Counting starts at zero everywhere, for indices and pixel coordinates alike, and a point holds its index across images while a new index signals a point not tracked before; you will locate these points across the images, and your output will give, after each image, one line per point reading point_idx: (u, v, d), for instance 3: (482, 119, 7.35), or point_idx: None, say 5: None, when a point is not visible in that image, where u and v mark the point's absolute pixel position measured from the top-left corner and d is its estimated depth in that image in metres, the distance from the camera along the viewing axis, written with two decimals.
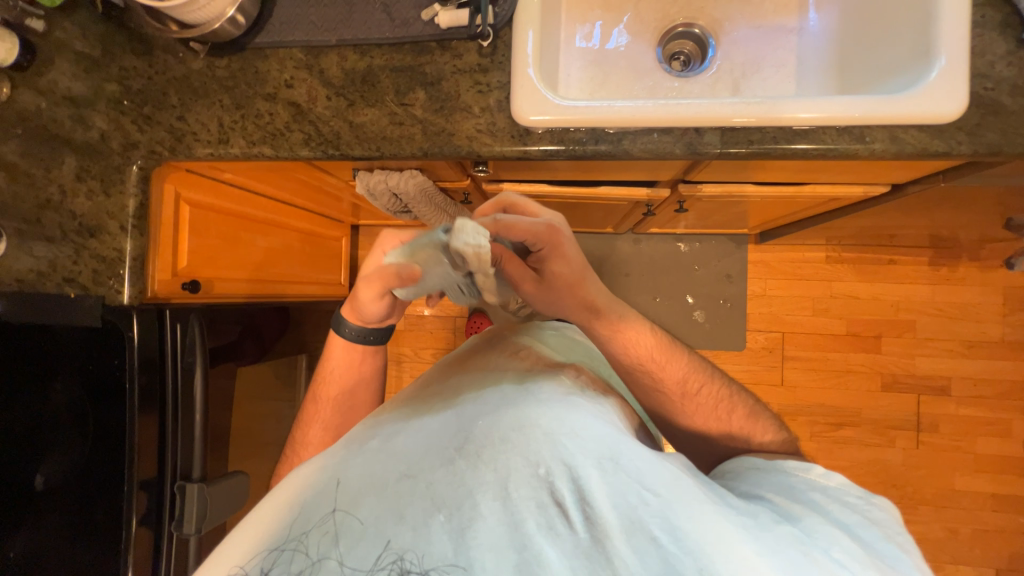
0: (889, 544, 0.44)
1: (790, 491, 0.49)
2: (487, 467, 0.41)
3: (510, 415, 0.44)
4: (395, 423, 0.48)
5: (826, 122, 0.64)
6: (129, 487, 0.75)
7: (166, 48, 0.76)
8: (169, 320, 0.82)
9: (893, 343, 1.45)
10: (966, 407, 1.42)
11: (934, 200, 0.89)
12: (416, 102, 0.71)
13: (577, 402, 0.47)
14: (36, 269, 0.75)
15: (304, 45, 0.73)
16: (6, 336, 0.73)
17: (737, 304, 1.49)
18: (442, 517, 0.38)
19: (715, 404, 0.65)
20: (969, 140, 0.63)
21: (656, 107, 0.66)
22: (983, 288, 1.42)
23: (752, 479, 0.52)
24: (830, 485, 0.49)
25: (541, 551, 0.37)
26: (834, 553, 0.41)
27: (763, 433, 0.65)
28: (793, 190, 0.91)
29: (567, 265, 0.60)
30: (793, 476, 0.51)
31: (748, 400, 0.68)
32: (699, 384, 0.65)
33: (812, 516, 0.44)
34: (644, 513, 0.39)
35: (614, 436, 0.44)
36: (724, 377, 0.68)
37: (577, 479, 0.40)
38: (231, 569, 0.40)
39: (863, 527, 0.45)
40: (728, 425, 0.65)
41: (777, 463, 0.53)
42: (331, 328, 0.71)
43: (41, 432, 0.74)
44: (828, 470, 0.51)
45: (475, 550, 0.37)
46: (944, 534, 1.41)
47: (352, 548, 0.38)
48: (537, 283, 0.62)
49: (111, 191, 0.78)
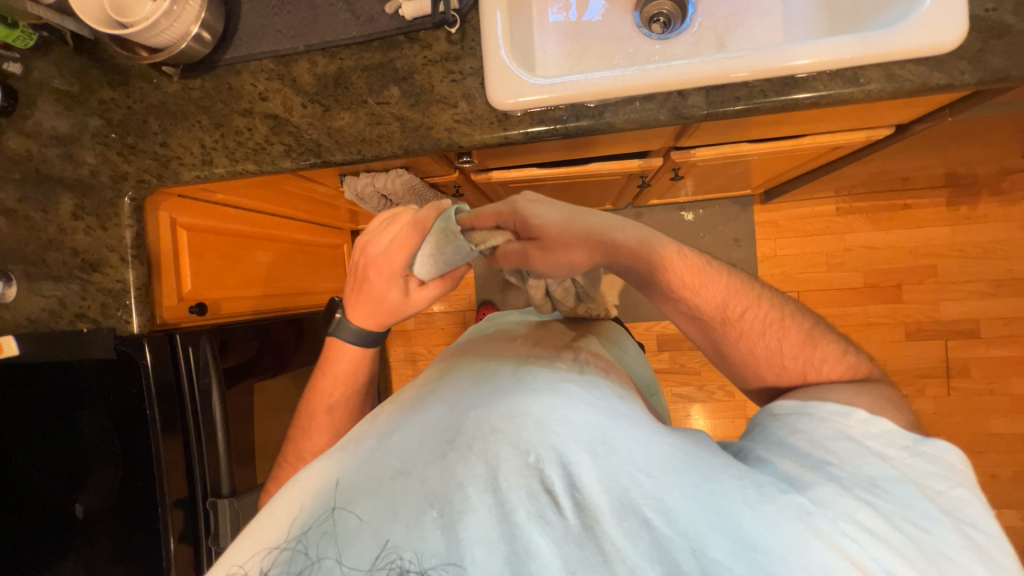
0: (929, 505, 0.41)
1: (810, 449, 0.47)
2: (479, 458, 0.41)
3: (502, 405, 0.44)
4: (390, 420, 0.49)
5: (817, 68, 0.60)
6: (163, 507, 0.77)
7: (141, 76, 0.76)
8: (180, 344, 0.83)
9: (916, 290, 1.40)
10: (998, 348, 1.37)
11: (944, 137, 0.84)
12: (392, 99, 0.70)
13: (568, 388, 0.47)
14: (48, 307, 0.77)
15: (274, 55, 0.73)
16: (31, 374, 0.76)
17: (747, 268, 1.45)
18: (435, 513, 0.38)
19: (763, 330, 0.59)
20: (972, 68, 0.59)
21: (636, 74, 0.63)
22: (1007, 223, 1.36)
23: (770, 437, 0.51)
24: (872, 433, 0.47)
25: (532, 539, 0.37)
26: (842, 526, 0.39)
27: (823, 360, 0.58)
28: (793, 143, 0.86)
29: (546, 218, 0.56)
30: (829, 424, 0.49)
31: (807, 324, 0.61)
32: (743, 308, 0.59)
33: (825, 484, 0.42)
34: (637, 495, 0.38)
35: (606, 419, 0.44)
36: (775, 294, 0.62)
37: (567, 464, 0.39)
38: (231, 569, 0.41)
39: (890, 487, 0.43)
40: (780, 355, 0.59)
41: (807, 408, 0.51)
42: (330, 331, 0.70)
43: (78, 463, 0.77)
44: (872, 415, 0.48)
45: (466, 542, 0.37)
46: (985, 479, 1.37)
47: (351, 548, 0.38)
48: (540, 250, 0.57)
49: (108, 224, 0.77)
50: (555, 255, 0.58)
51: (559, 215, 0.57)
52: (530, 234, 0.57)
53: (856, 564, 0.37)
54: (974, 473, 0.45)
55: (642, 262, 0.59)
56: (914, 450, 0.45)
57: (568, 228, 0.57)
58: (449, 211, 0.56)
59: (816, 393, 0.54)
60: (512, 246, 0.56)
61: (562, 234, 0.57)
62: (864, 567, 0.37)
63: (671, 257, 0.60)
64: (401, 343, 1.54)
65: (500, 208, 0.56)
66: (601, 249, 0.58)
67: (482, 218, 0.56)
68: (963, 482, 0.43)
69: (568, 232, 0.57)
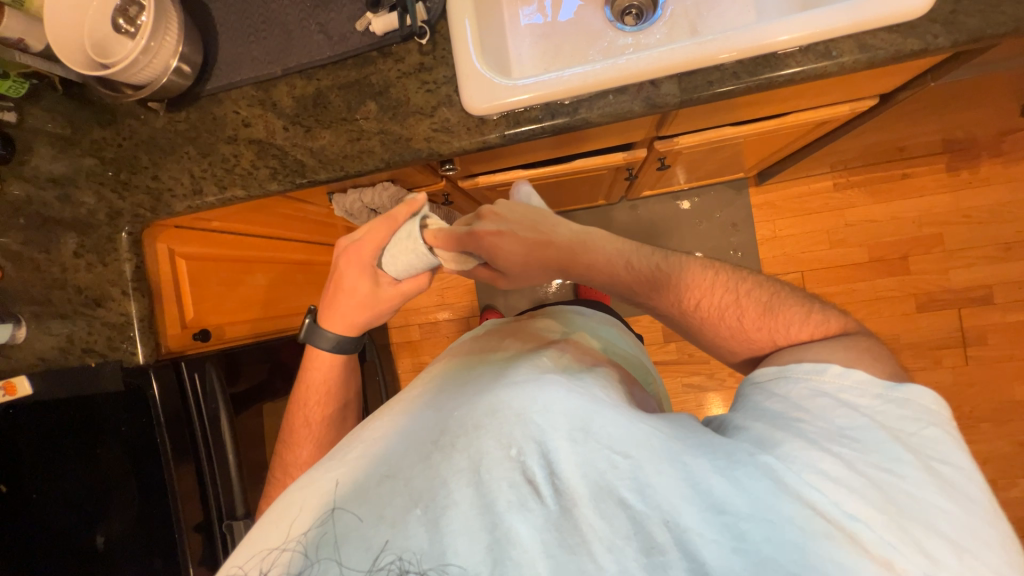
0: (895, 445, 0.42)
1: (785, 410, 0.46)
2: (461, 454, 0.42)
3: (485, 401, 0.45)
4: (379, 425, 0.50)
5: (787, 45, 0.60)
6: (181, 533, 0.77)
7: (128, 113, 0.79)
8: (185, 371, 0.83)
9: (923, 261, 1.37)
10: (1014, 313, 1.34)
11: (932, 102, 0.83)
12: (369, 114, 0.71)
13: (551, 378, 0.48)
14: (58, 345, 0.79)
15: (254, 81, 0.74)
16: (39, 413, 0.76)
17: (748, 251, 1.43)
18: (419, 510, 0.40)
19: (720, 314, 0.60)
20: (946, 31, 0.58)
21: (607, 68, 0.63)
22: (1011, 184, 1.34)
23: (748, 405, 0.50)
24: (846, 385, 0.46)
25: (513, 527, 0.38)
26: (806, 477, 0.40)
27: (788, 324, 0.57)
28: (777, 122, 0.86)
29: (510, 254, 0.62)
30: (804, 382, 0.48)
31: (764, 294, 0.60)
32: (697, 297, 0.60)
33: (792, 440, 0.43)
34: (614, 477, 0.40)
35: (589, 405, 0.44)
36: (730, 273, 0.62)
37: (546, 453, 0.40)
38: (233, 570, 0.43)
39: (859, 437, 0.43)
40: (743, 332, 0.59)
41: (784, 371, 0.50)
42: (305, 341, 0.73)
43: (97, 494, 0.77)
44: (846, 367, 0.48)
45: (449, 536, 0.38)
46: (1013, 449, 1.33)
47: (348, 549, 0.39)
48: (506, 277, 0.65)
49: (108, 259, 0.80)
50: (519, 281, 0.66)
51: (521, 248, 0.62)
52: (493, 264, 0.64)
53: (819, 512, 0.38)
54: (946, 410, 0.45)
55: (597, 275, 0.63)
56: (886, 397, 0.45)
57: (530, 259, 0.62)
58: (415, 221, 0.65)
59: (794, 354, 0.53)
60: (480, 267, 0.65)
61: (524, 267, 0.63)
62: (827, 515, 0.38)
63: (623, 264, 0.62)
64: (407, 355, 1.55)
65: (466, 242, 0.62)
66: (560, 272, 0.64)
67: (447, 244, 0.63)
68: (934, 421, 0.44)
69: (531, 263, 0.63)
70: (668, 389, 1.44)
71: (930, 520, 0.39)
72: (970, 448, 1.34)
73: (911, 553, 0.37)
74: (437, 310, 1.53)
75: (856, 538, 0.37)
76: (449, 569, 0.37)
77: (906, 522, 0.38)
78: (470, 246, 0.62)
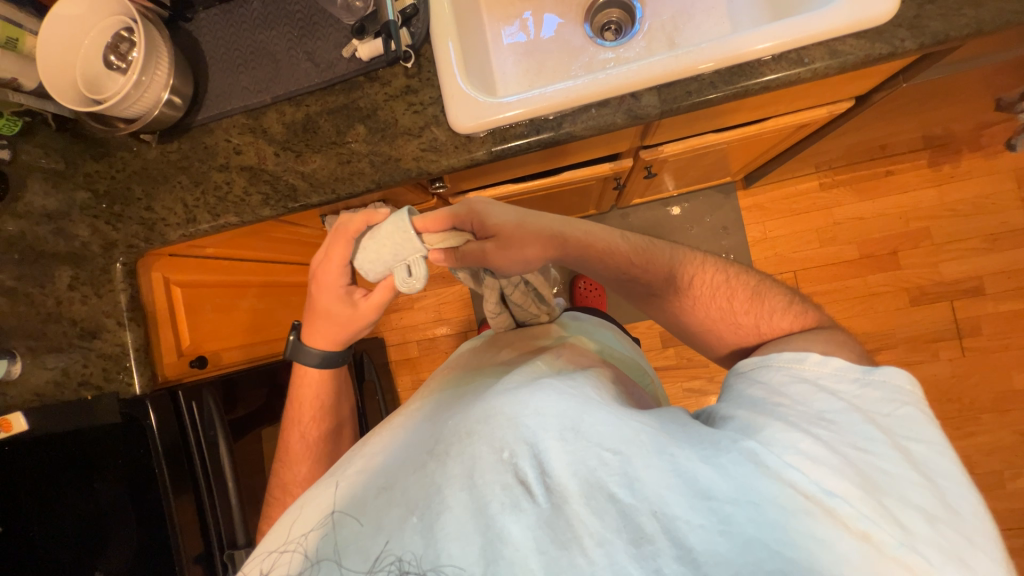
0: (868, 427, 0.43)
1: (767, 396, 0.47)
2: (455, 461, 0.42)
3: (478, 410, 0.46)
4: (379, 440, 0.51)
5: (761, 54, 0.62)
6: (180, 566, 0.75)
7: (121, 146, 0.80)
8: (184, 400, 0.81)
9: (912, 255, 1.38)
10: (1005, 303, 1.35)
11: (907, 102, 0.85)
12: (358, 137, 0.73)
13: (544, 382, 0.48)
14: (53, 379, 0.78)
15: (243, 110, 0.76)
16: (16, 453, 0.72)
17: (740, 254, 1.45)
18: (415, 518, 0.40)
19: (712, 293, 0.62)
20: (912, 35, 0.61)
21: (588, 83, 0.65)
22: (992, 176, 1.36)
23: (732, 395, 0.50)
24: (824, 374, 0.47)
25: (505, 527, 0.38)
26: (787, 458, 0.40)
27: (773, 311, 0.60)
28: (758, 127, 0.87)
29: (502, 215, 0.62)
30: (784, 371, 0.49)
31: (753, 282, 0.63)
32: (690, 277, 0.63)
33: (773, 424, 0.43)
34: (604, 474, 0.39)
35: (579, 405, 0.44)
36: (719, 261, 0.66)
37: (538, 454, 0.41)
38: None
39: (836, 419, 0.44)
40: (733, 313, 0.61)
41: (766, 359, 0.51)
42: (291, 353, 0.72)
43: (98, 529, 0.74)
44: (823, 356, 0.49)
45: (443, 540, 0.38)
46: (1016, 438, 1.33)
47: (347, 554, 0.40)
48: (497, 246, 0.61)
49: (102, 291, 0.80)
50: (512, 250, 0.62)
51: (513, 213, 0.62)
52: (487, 234, 0.62)
53: (799, 490, 0.38)
54: (920, 390, 0.47)
55: (588, 253, 0.66)
56: (862, 381, 0.47)
57: (525, 230, 0.62)
58: (403, 212, 0.59)
59: (774, 347, 0.55)
60: (470, 242, 0.61)
61: (518, 230, 0.62)
62: (806, 491, 0.38)
63: (619, 237, 0.67)
64: (406, 372, 1.54)
65: (458, 207, 0.61)
66: (552, 244, 0.64)
67: (437, 221, 0.59)
68: (908, 401, 0.45)
69: (524, 228, 0.62)
70: (670, 395, 1.44)
71: (907, 495, 0.39)
72: (975, 440, 1.34)
73: (888, 524, 0.37)
74: (435, 326, 1.53)
75: (834, 513, 0.37)
76: (445, 571, 0.37)
77: (881, 496, 0.39)
78: (461, 210, 0.61)
